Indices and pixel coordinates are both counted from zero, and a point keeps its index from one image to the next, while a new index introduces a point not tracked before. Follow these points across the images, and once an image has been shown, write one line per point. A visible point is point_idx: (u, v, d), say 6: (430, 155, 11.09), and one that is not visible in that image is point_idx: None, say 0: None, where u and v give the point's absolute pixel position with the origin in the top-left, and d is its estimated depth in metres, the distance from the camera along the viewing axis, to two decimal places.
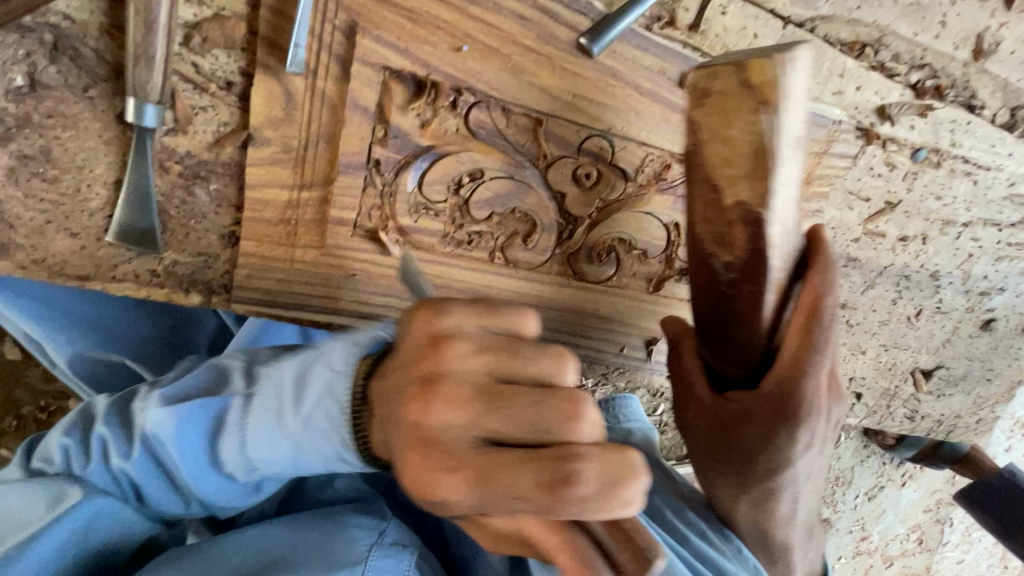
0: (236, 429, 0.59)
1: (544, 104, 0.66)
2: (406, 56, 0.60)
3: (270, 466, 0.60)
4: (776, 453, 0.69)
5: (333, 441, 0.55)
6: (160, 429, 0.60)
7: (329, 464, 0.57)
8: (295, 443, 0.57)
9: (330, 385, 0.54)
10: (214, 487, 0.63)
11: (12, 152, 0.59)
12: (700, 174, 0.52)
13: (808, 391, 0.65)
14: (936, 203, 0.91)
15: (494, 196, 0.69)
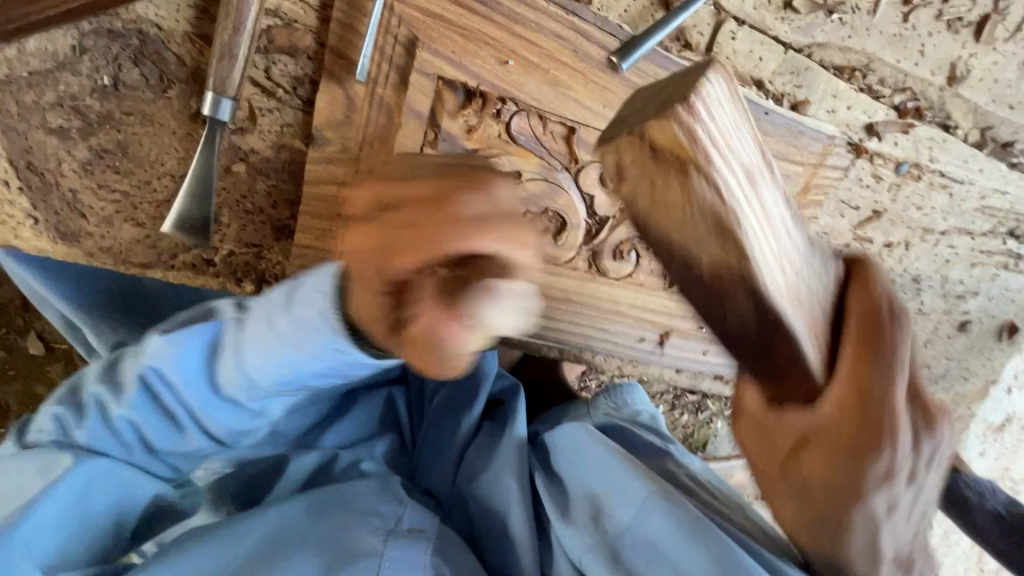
0: (229, 349, 0.62)
1: (578, 114, 0.73)
2: (458, 68, 0.67)
3: (269, 379, 0.62)
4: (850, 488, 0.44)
5: (330, 333, 0.58)
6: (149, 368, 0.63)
7: (328, 354, 0.60)
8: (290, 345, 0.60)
9: (318, 288, 0.59)
10: (222, 411, 0.67)
11: (92, 146, 0.64)
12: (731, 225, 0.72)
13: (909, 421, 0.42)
14: (917, 213, 1.01)
15: (529, 197, 0.75)
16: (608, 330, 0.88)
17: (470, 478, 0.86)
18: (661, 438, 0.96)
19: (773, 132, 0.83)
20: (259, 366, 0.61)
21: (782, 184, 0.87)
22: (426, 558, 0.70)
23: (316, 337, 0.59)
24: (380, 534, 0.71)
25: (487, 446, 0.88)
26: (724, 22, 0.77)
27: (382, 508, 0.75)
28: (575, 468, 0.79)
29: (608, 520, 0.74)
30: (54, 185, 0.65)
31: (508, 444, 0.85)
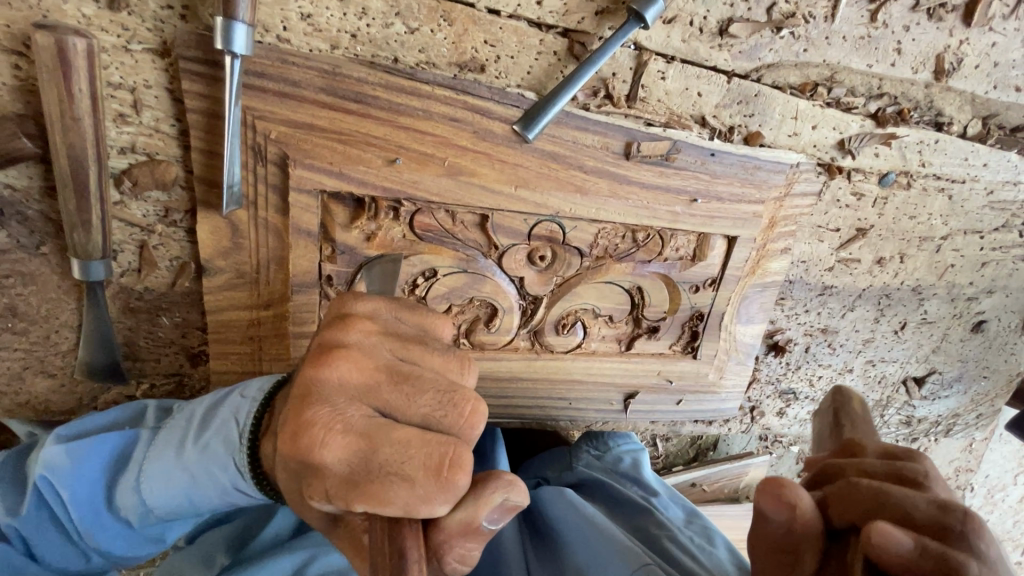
0: (135, 468, 0.60)
1: (487, 201, 0.66)
2: (341, 178, 0.60)
3: (170, 508, 0.61)
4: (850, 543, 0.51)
5: (236, 475, 0.58)
6: (54, 471, 0.59)
7: (229, 495, 0.59)
8: (192, 470, 0.59)
9: (237, 413, 0.59)
10: (113, 532, 0.63)
11: None
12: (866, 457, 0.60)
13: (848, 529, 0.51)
14: (910, 222, 0.89)
15: (450, 291, 0.70)
16: (565, 397, 0.83)
17: None
18: (644, 488, 0.99)
19: (724, 174, 0.73)
20: (159, 484, 0.59)
21: (741, 228, 0.77)
22: None
23: (222, 468, 0.58)
24: None
25: None
26: (648, 63, 0.67)
27: None
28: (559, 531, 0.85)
29: None
30: None
31: None
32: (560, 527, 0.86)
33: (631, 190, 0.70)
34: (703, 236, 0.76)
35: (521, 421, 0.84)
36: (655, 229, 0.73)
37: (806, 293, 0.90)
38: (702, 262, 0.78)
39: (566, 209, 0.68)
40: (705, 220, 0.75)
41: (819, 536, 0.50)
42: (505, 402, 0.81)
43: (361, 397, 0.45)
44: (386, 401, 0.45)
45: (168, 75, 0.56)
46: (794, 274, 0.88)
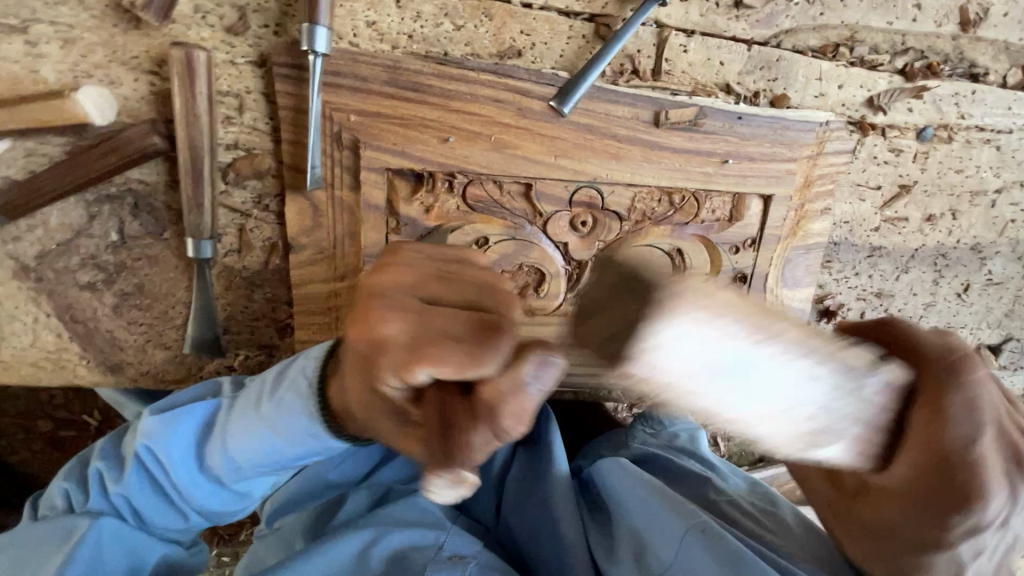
0: (217, 433, 0.67)
1: (530, 171, 0.73)
2: (403, 156, 0.70)
3: (249, 465, 0.66)
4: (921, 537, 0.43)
5: (305, 421, 0.63)
6: (149, 440, 0.68)
7: (306, 444, 0.64)
8: (268, 426, 0.64)
9: (302, 370, 0.65)
10: (205, 492, 0.69)
11: (117, 292, 0.75)
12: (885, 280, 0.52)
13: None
14: (957, 176, 0.88)
15: (501, 258, 0.77)
16: None
17: (512, 504, 0.96)
18: (702, 462, 1.00)
19: (753, 136, 0.78)
20: (242, 453, 0.64)
21: (775, 186, 0.80)
22: None
23: (294, 420, 0.63)
24: (424, 560, 0.81)
25: (527, 490, 0.96)
26: (669, 38, 0.73)
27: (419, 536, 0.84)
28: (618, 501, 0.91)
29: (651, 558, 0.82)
30: (93, 329, 0.76)
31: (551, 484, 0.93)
32: (615, 497, 0.91)
33: (663, 155, 0.76)
34: (738, 196, 0.79)
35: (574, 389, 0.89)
36: (690, 191, 0.78)
37: (854, 254, 0.90)
38: (739, 222, 0.81)
39: (602, 175, 0.75)
40: (739, 180, 0.78)
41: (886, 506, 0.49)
42: None
43: (410, 301, 0.44)
44: (433, 294, 0.45)
45: (264, 82, 0.68)
46: (838, 235, 0.89)
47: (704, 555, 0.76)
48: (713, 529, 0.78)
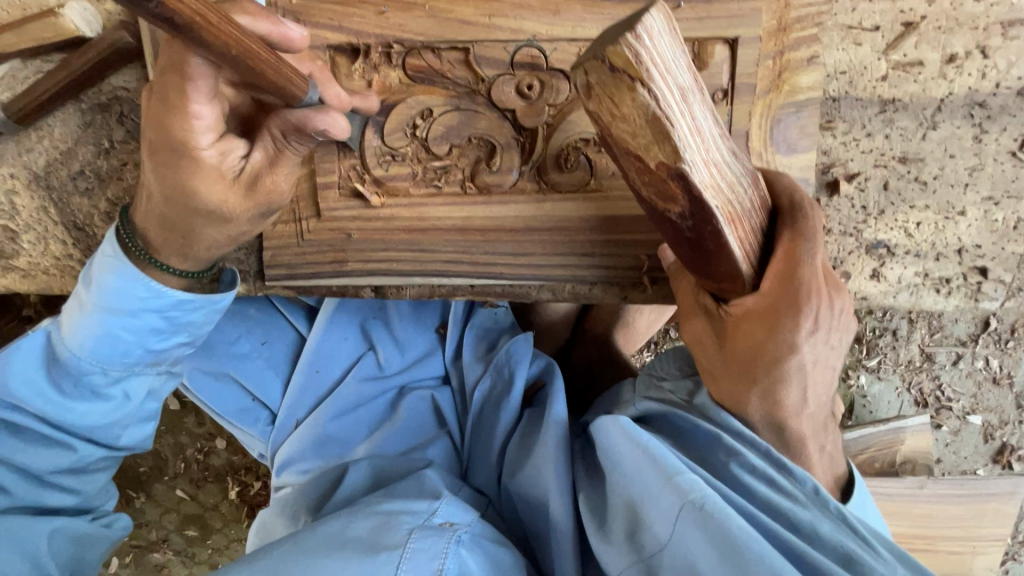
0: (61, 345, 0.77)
1: (466, 34, 0.73)
2: (341, 31, 0.73)
3: (113, 348, 0.76)
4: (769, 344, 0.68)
5: (130, 284, 0.73)
6: (21, 374, 0.78)
7: (122, 325, 0.75)
8: (98, 310, 0.74)
9: (105, 251, 0.74)
10: (91, 393, 0.79)
11: (109, 197, 0.82)
12: (676, 87, 0.55)
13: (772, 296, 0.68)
14: (978, 5, 0.75)
15: (447, 130, 0.76)
16: (588, 250, 0.80)
17: (518, 454, 1.08)
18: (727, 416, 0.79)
19: None
20: (100, 339, 0.75)
21: (739, 26, 0.73)
22: (445, 547, 0.86)
23: (112, 294, 0.73)
24: (413, 525, 0.90)
25: (528, 436, 1.09)
26: None
27: (418, 505, 0.95)
28: (613, 468, 0.74)
29: (643, 534, 0.68)
30: (91, 234, 0.84)
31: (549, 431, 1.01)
32: (616, 465, 0.73)
33: (606, 6, 0.72)
34: (697, 42, 0.73)
35: (548, 285, 0.82)
36: None
37: (858, 111, 0.79)
38: (705, 72, 0.74)
39: (542, 31, 0.72)
40: (695, 24, 0.73)
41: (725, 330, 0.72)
42: (525, 256, 0.81)
43: None
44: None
45: None
46: (835, 89, 0.78)
47: (700, 539, 0.62)
48: (712, 507, 0.62)
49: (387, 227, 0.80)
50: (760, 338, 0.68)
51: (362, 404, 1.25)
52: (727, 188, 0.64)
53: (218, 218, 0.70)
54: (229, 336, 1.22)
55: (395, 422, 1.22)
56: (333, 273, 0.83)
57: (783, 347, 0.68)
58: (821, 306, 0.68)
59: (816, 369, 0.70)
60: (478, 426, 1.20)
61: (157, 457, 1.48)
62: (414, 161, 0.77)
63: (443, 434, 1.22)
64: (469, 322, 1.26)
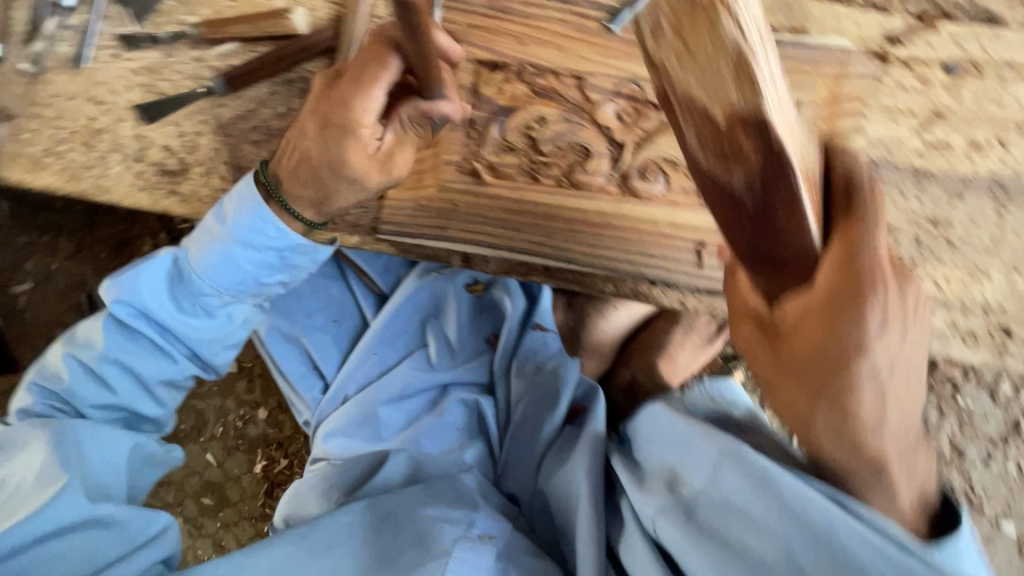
0: (182, 265, 0.94)
1: (584, 67, 0.94)
2: (489, 51, 0.95)
3: (226, 277, 0.94)
4: (834, 347, 0.69)
5: (264, 222, 0.90)
6: (140, 293, 0.94)
7: (242, 259, 0.93)
8: (234, 242, 0.91)
9: (246, 191, 0.90)
10: (201, 314, 0.97)
11: (272, 149, 1.03)
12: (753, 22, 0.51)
13: (871, 261, 0.66)
14: (996, 108, 0.93)
15: (555, 134, 0.94)
16: (653, 250, 0.94)
17: (553, 464, 1.09)
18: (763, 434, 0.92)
19: (779, 53, 0.92)
20: (218, 269, 0.93)
21: (800, 91, 0.91)
22: (487, 562, 0.90)
23: (249, 228, 0.90)
24: (454, 536, 0.92)
25: (566, 448, 1.09)
26: None
27: (454, 513, 0.96)
28: (654, 440, 0.93)
29: (681, 485, 0.85)
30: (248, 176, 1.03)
31: (589, 441, 1.04)
32: (651, 440, 0.94)
33: None
34: None
35: (614, 278, 0.96)
36: None
37: (897, 175, 0.94)
38: None
39: (642, 73, 0.93)
40: None
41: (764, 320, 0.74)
42: (597, 246, 0.95)
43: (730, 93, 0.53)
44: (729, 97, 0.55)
45: None
46: (877, 154, 0.94)
47: (738, 478, 0.78)
48: (749, 455, 0.78)
49: (490, 204, 0.96)
50: (818, 335, 0.68)
51: (406, 396, 1.22)
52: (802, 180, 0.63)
53: (359, 184, 0.87)
54: (307, 303, 1.27)
55: (435, 418, 1.19)
56: (435, 237, 0.98)
57: (839, 346, 0.69)
58: (889, 302, 0.68)
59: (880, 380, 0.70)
60: (517, 436, 1.17)
61: (200, 417, 1.55)
62: (523, 155, 0.95)
63: (483, 443, 1.19)
64: (521, 338, 1.25)
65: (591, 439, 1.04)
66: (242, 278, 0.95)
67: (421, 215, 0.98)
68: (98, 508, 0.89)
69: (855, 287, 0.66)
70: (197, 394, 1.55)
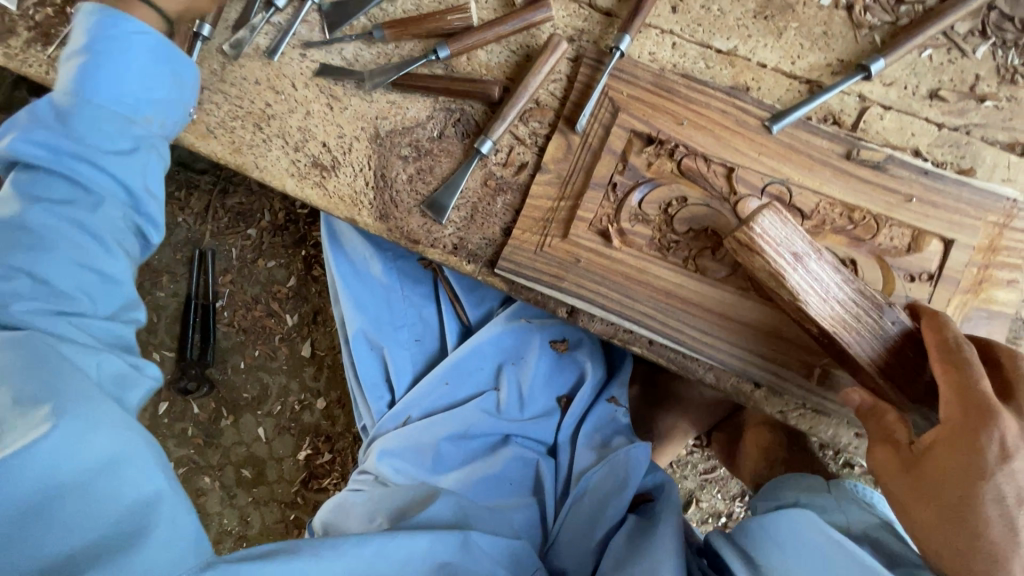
0: (65, 81, 0.91)
1: (736, 159, 0.95)
2: (646, 124, 0.98)
3: (119, 81, 0.92)
4: (962, 471, 0.72)
5: (143, 35, 0.94)
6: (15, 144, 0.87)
7: (156, 51, 0.94)
8: (86, 53, 0.91)
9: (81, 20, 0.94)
10: (137, 101, 0.94)
11: (418, 167, 1.09)
12: (789, 251, 0.80)
13: (985, 401, 0.72)
14: None
15: (693, 217, 0.95)
16: (763, 354, 0.93)
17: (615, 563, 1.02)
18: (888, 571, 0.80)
19: (942, 190, 0.90)
20: (127, 64, 0.92)
21: (958, 232, 0.89)
22: None
23: (112, 23, 0.93)
24: None
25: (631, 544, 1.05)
26: (870, 108, 0.96)
27: None
28: (788, 554, 0.87)
29: None
30: (389, 186, 1.10)
31: (659, 539, 1.02)
32: (778, 552, 0.89)
33: (851, 179, 0.92)
34: (918, 231, 0.90)
35: (716, 371, 0.96)
36: (871, 213, 0.91)
37: None
38: (917, 254, 0.90)
39: (794, 178, 0.93)
40: (921, 217, 0.90)
41: (895, 443, 0.80)
42: (707, 337, 0.95)
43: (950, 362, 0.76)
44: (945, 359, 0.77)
45: (571, 69, 1.05)
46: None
47: None
48: None
49: (611, 269, 0.97)
50: (953, 467, 0.73)
51: (468, 437, 1.23)
52: (846, 318, 0.82)
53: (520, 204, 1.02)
54: (397, 318, 1.31)
55: (492, 468, 1.19)
56: (548, 287, 1.00)
57: (973, 475, 0.72)
58: (1015, 432, 0.71)
59: (1019, 510, 0.71)
60: (578, 506, 1.15)
61: (262, 391, 1.61)
62: (657, 229, 0.97)
63: (535, 502, 1.19)
64: (590, 411, 1.27)
65: (660, 538, 1.03)
66: (141, 94, 0.94)
67: (544, 265, 1.00)
68: (93, 452, 0.73)
69: (959, 367, 0.75)
70: (266, 368, 1.61)
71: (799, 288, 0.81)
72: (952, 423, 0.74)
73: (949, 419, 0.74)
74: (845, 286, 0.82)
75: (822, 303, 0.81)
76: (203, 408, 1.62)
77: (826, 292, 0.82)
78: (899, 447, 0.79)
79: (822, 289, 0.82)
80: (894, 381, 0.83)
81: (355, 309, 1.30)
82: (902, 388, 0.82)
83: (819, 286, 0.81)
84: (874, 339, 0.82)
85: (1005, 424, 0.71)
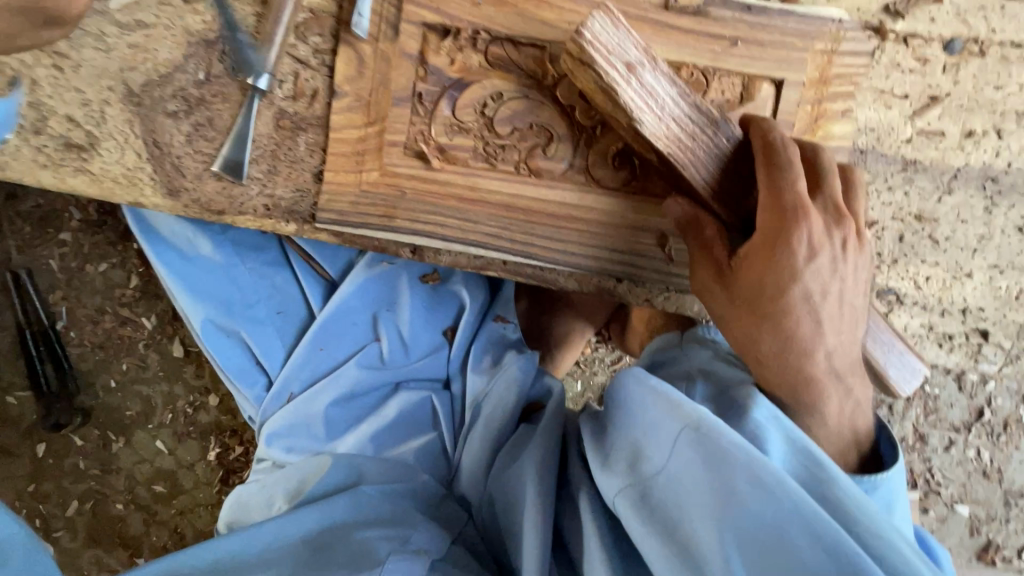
0: None
1: (545, 34, 0.81)
2: (437, 12, 0.82)
3: None
4: (772, 275, 0.67)
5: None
6: None
7: None
8: None
9: None
10: None
11: (190, 122, 0.89)
12: (621, 62, 0.71)
13: (798, 200, 0.67)
14: (996, 94, 0.85)
15: (513, 114, 0.84)
16: (614, 247, 0.87)
17: (498, 475, 0.94)
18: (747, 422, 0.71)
19: (767, 24, 0.81)
20: None
21: (787, 70, 0.82)
22: None
23: None
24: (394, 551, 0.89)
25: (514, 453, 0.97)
26: None
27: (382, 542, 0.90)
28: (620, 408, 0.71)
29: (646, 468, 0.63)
30: (166, 153, 0.90)
31: (538, 443, 0.93)
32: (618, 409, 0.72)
33: (672, 33, 0.81)
34: (747, 78, 0.82)
35: (576, 275, 0.89)
36: (697, 68, 0.82)
37: (884, 166, 0.87)
38: (750, 104, 0.83)
39: None
40: (748, 61, 0.82)
41: (714, 257, 0.72)
42: (556, 243, 0.87)
43: (770, 164, 0.69)
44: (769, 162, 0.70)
45: None
46: (865, 142, 0.87)
47: (696, 458, 0.58)
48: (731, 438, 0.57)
49: (438, 193, 0.86)
50: (764, 270, 0.67)
51: (357, 396, 1.16)
52: (686, 136, 0.75)
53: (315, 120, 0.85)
54: (248, 294, 1.18)
55: (385, 418, 1.13)
56: (379, 231, 0.89)
57: (783, 278, 0.66)
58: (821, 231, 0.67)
59: (824, 303, 0.67)
60: (470, 430, 1.10)
61: (145, 404, 1.47)
62: (477, 137, 0.85)
63: (434, 441, 1.13)
64: (476, 334, 1.21)
65: (538, 441, 0.93)
66: None
67: (366, 208, 0.88)
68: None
69: (778, 169, 0.69)
70: (141, 379, 1.46)
71: (634, 106, 0.72)
72: (765, 229, 0.67)
73: (763, 224, 0.68)
74: (681, 100, 0.74)
75: (659, 122, 0.73)
76: (87, 439, 1.47)
77: (663, 111, 0.74)
78: (719, 261, 0.71)
79: (659, 108, 0.73)
80: (720, 197, 0.76)
81: (197, 298, 1.17)
82: (728, 205, 0.76)
83: (655, 103, 0.73)
84: (714, 160, 0.76)
85: (813, 224, 0.66)
